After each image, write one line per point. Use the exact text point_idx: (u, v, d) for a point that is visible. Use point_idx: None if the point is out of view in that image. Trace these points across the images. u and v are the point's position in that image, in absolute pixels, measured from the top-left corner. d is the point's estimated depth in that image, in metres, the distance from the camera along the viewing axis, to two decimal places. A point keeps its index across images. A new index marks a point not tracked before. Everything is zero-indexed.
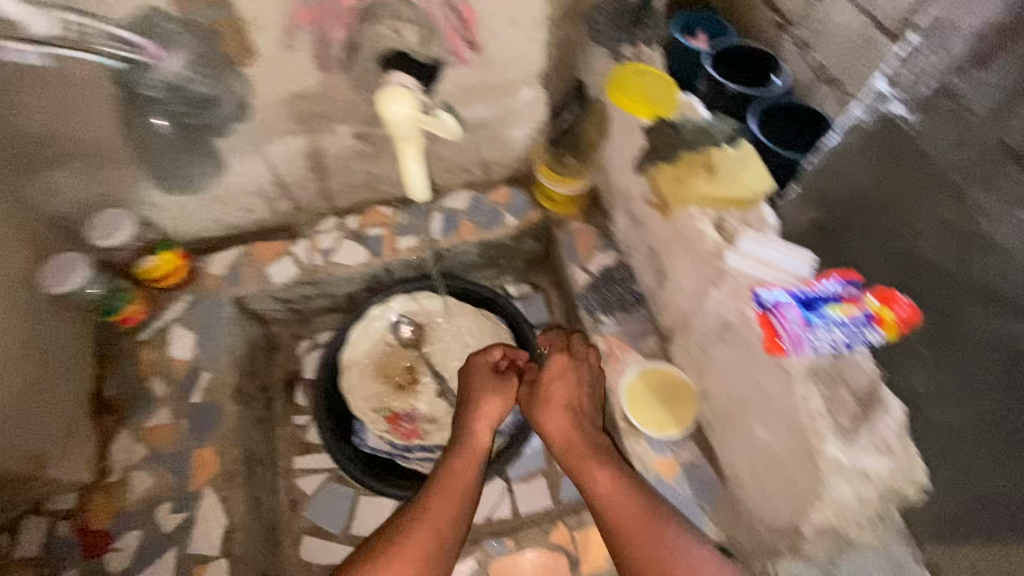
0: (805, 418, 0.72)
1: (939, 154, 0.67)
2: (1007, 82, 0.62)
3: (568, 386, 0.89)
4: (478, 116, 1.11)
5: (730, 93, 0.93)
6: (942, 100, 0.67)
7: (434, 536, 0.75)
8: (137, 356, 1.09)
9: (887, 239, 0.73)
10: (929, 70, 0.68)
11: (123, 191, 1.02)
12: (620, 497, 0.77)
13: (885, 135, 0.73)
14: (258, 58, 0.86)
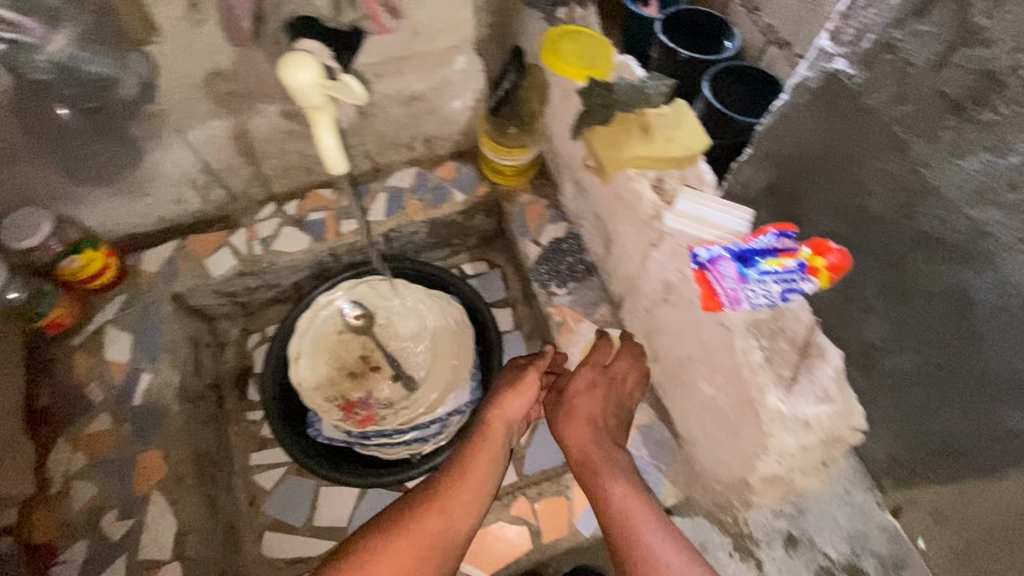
0: (746, 372, 0.72)
1: (881, 110, 0.59)
2: (948, 29, 0.51)
3: (594, 396, 0.87)
4: (413, 89, 1.07)
5: (683, 59, 0.97)
6: (882, 54, 0.56)
7: (436, 529, 0.75)
8: (70, 361, 1.03)
9: (836, 202, 0.67)
10: (871, 21, 0.56)
11: (33, 186, 0.95)
12: (630, 512, 0.74)
13: (827, 95, 0.63)
14: (161, 34, 0.81)
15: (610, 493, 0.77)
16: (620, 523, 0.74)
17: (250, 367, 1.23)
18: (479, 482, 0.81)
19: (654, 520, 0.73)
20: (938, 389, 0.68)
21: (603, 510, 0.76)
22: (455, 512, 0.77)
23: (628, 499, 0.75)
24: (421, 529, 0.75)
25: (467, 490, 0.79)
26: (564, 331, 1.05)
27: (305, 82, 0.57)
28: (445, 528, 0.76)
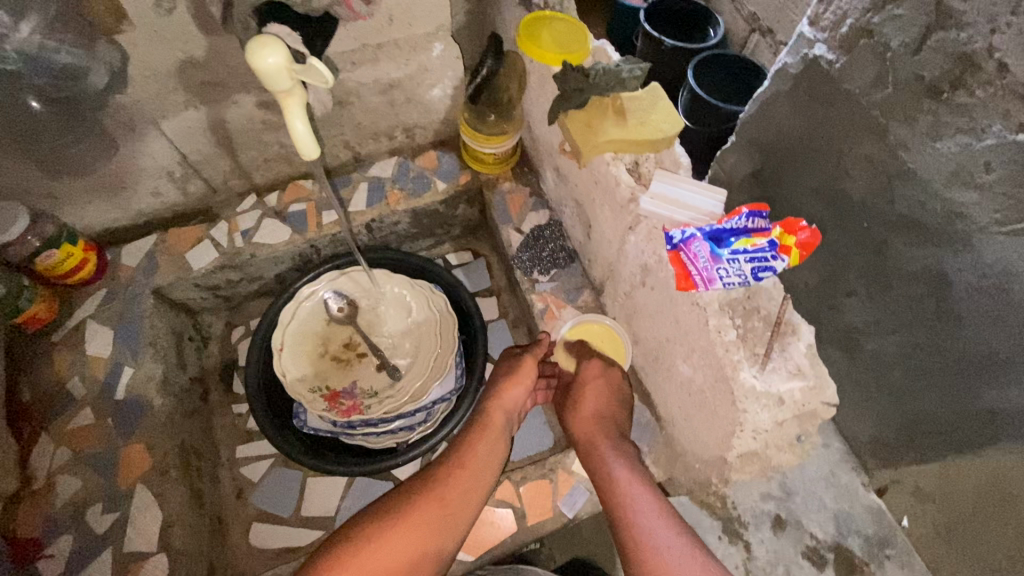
0: (722, 351, 0.73)
1: (861, 94, 0.60)
2: (924, 10, 0.53)
3: (598, 387, 0.91)
4: (390, 77, 1.06)
5: (667, 49, 1.07)
6: (860, 38, 0.58)
7: (437, 511, 0.78)
8: (51, 357, 1.03)
9: (817, 186, 0.69)
10: (851, 6, 0.59)
11: (7, 182, 0.94)
12: (632, 494, 0.78)
13: (810, 79, 0.65)
14: (131, 23, 0.80)
15: (613, 477, 0.81)
16: (621, 505, 0.77)
17: (235, 361, 1.23)
18: (481, 469, 0.84)
19: (654, 501, 0.77)
20: (921, 370, 0.70)
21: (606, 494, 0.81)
22: (457, 495, 0.80)
23: (630, 482, 0.79)
24: (423, 511, 0.77)
25: (468, 475, 0.83)
26: (547, 318, 1.06)
27: (276, 63, 0.57)
28: (446, 511, 0.78)
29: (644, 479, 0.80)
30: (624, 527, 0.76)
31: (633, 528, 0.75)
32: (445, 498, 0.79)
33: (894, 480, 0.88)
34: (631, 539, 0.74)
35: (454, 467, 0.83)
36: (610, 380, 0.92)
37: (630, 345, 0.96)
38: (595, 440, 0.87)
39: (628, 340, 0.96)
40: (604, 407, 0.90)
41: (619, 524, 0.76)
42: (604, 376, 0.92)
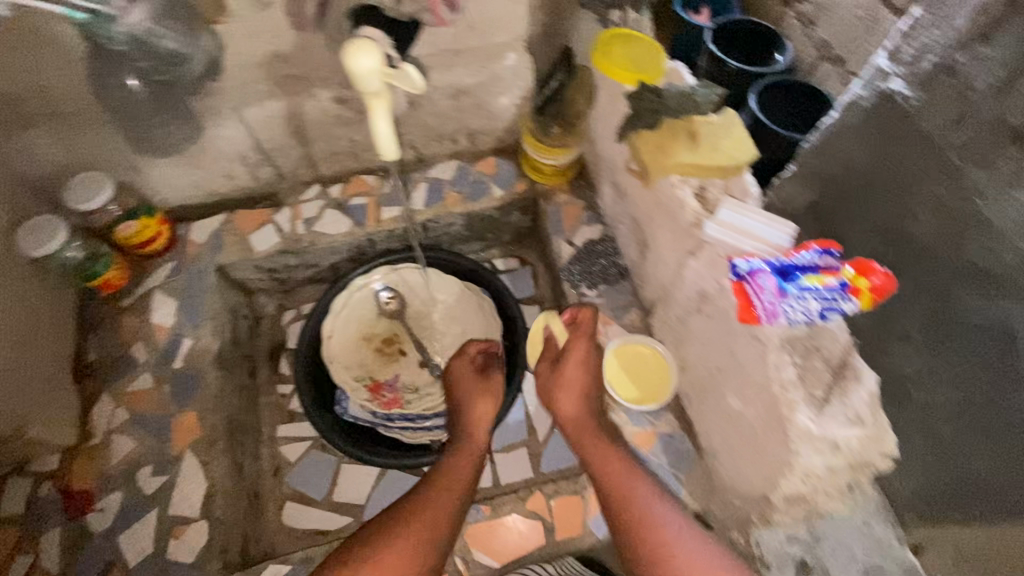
0: (778, 389, 0.71)
1: (939, 135, 0.58)
2: (1014, 55, 0.51)
3: (579, 368, 0.94)
4: (462, 82, 1.08)
5: (730, 68, 0.96)
6: (942, 77, 0.56)
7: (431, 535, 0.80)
8: (119, 321, 1.09)
9: (878, 224, 0.67)
10: (932, 44, 0.57)
11: (98, 153, 1.01)
12: (625, 486, 0.83)
13: (884, 115, 0.63)
14: (232, 15, 0.84)
15: (605, 468, 0.86)
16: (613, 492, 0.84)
17: (284, 343, 1.28)
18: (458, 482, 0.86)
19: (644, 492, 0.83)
20: (972, 431, 0.61)
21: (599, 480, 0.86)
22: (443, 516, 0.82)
23: (620, 472, 0.85)
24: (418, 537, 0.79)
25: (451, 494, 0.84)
26: None
27: (370, 66, 0.59)
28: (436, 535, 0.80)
29: (635, 470, 0.85)
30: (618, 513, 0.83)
31: (629, 517, 0.81)
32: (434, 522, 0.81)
33: (930, 540, 0.71)
34: (627, 526, 0.81)
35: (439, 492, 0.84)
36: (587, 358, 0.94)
37: (676, 372, 0.96)
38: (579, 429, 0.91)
39: (674, 366, 0.96)
40: (584, 391, 0.93)
41: (615, 512, 0.83)
42: (577, 354, 0.94)
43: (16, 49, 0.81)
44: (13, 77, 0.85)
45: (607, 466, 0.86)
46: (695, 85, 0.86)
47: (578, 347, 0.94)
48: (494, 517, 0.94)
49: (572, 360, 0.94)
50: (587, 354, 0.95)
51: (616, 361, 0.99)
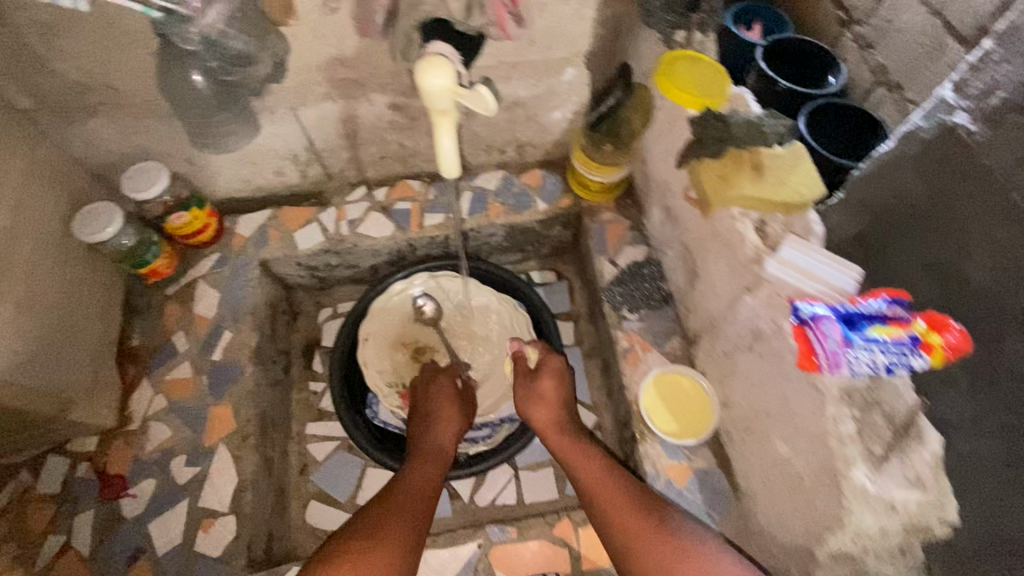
0: (833, 441, 0.68)
1: (1002, 172, 0.57)
2: None
3: (550, 378, 0.97)
4: (517, 94, 1.07)
5: (781, 89, 0.91)
6: (1011, 114, 0.56)
7: (413, 532, 0.75)
8: (163, 308, 1.11)
9: (931, 261, 0.65)
10: (1005, 79, 0.56)
11: (155, 143, 1.03)
12: (610, 488, 0.81)
13: (943, 149, 0.62)
14: (299, 18, 0.84)
15: (586, 473, 0.84)
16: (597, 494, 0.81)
17: (318, 340, 1.28)
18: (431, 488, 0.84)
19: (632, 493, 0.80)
20: (1016, 483, 0.57)
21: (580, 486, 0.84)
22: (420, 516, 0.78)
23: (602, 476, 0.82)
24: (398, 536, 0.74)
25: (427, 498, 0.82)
26: (630, 358, 1.02)
27: (441, 85, 0.58)
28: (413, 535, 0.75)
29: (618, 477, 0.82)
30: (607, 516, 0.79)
31: (619, 521, 0.77)
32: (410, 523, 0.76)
33: None
34: (619, 529, 0.77)
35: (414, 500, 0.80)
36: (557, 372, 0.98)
37: (718, 411, 0.93)
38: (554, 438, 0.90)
39: (716, 403, 0.94)
40: (555, 402, 0.94)
41: (604, 516, 0.79)
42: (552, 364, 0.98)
43: (90, 41, 0.83)
44: (84, 67, 0.87)
45: (587, 471, 0.84)
46: (762, 114, 0.83)
47: (551, 360, 0.99)
48: (521, 540, 0.93)
49: (547, 370, 0.98)
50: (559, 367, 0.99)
51: (653, 389, 0.98)
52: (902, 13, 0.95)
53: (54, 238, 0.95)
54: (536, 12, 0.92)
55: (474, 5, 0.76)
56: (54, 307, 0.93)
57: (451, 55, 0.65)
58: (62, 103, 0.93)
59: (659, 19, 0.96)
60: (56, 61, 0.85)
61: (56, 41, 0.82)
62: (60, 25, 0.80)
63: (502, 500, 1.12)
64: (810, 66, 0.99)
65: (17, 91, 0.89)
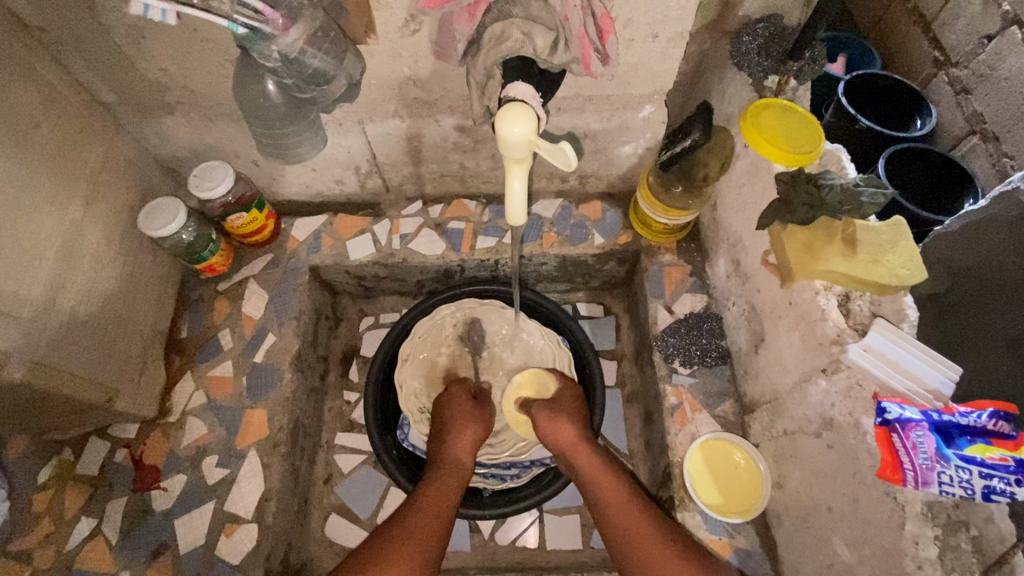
0: (909, 564, 0.60)
1: None
2: None
3: (569, 402, 0.99)
4: (589, 127, 1.03)
5: (862, 128, 1.15)
6: None
7: (426, 539, 0.77)
8: (212, 304, 1.12)
9: (1013, 336, 0.66)
10: None
11: (225, 143, 1.04)
12: (625, 506, 0.81)
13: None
14: (377, 37, 0.83)
15: (603, 489, 0.84)
16: (612, 512, 0.81)
17: (357, 349, 1.28)
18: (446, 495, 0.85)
19: (647, 514, 0.80)
20: None
21: (595, 500, 0.84)
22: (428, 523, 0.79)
23: (619, 493, 0.83)
24: (413, 542, 0.76)
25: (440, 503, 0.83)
26: (678, 418, 0.95)
27: (521, 134, 0.56)
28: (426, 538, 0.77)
29: (638, 506, 0.81)
30: (619, 533, 0.79)
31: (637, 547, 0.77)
32: (421, 528, 0.78)
33: None
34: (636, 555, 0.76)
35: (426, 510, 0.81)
36: (577, 400, 1.00)
37: (769, 489, 0.86)
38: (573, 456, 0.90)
39: (769, 481, 0.86)
40: (578, 423, 0.94)
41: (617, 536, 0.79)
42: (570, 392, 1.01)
43: (176, 45, 0.84)
44: (167, 69, 0.89)
45: (605, 487, 0.84)
46: (859, 181, 0.76)
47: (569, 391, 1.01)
48: None
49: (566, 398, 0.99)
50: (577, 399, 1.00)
51: (699, 455, 0.91)
52: (1010, 61, 1.13)
53: (121, 229, 0.97)
54: (621, 48, 0.88)
55: (560, 41, 0.72)
56: (115, 296, 0.96)
57: (532, 101, 0.64)
58: (142, 100, 0.95)
59: (752, 63, 0.91)
60: (141, 61, 0.87)
61: (145, 44, 0.84)
62: (150, 30, 0.82)
63: (522, 542, 1.08)
64: (883, 108, 1.27)
65: (103, 85, 0.92)
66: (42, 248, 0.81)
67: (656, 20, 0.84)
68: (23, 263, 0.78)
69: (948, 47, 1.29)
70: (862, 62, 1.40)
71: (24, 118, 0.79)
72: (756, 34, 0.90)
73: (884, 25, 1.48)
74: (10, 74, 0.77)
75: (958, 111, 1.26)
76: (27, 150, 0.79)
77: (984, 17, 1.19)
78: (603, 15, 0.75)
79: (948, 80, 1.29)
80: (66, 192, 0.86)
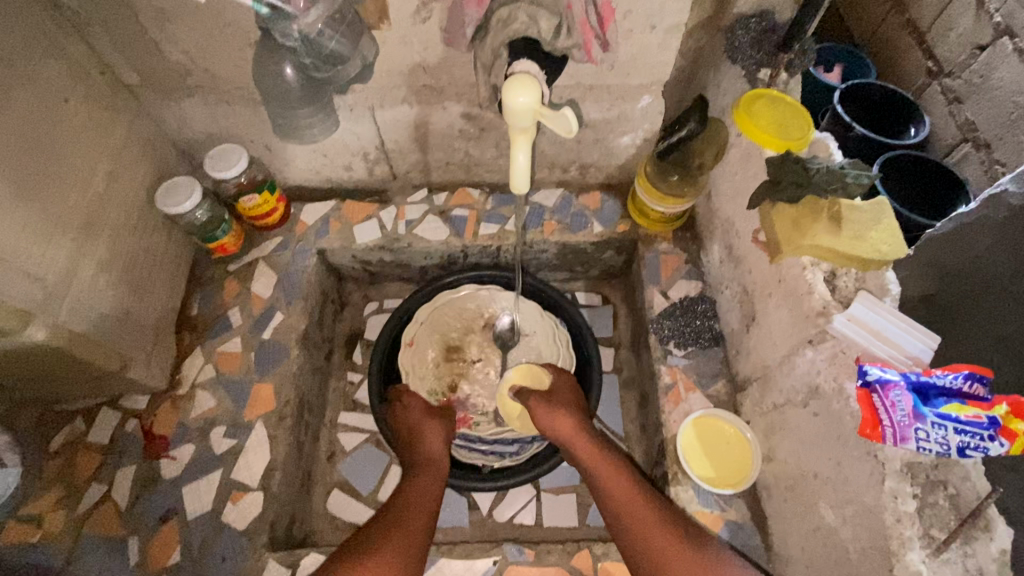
0: (889, 519, 0.63)
1: None
2: None
3: (567, 392, 0.99)
4: (589, 117, 1.07)
5: (856, 135, 1.20)
6: None
7: (418, 533, 0.76)
8: (223, 282, 1.16)
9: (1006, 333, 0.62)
10: None
11: (241, 127, 1.09)
12: (626, 493, 0.80)
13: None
14: (390, 24, 0.89)
15: (601, 475, 0.84)
16: (612, 494, 0.81)
17: (361, 332, 1.31)
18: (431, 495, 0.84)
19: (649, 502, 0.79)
20: None
21: (594, 485, 0.84)
22: (416, 518, 0.78)
23: (619, 479, 0.82)
24: (402, 538, 0.74)
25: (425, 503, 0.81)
26: (672, 397, 0.98)
27: (525, 103, 0.63)
28: (416, 534, 0.76)
29: (637, 488, 0.81)
30: (619, 520, 0.78)
31: (639, 527, 0.76)
32: (409, 524, 0.76)
33: None
34: (639, 537, 0.75)
35: (413, 507, 0.80)
36: (572, 389, 1.01)
37: (759, 463, 0.89)
38: (575, 447, 0.89)
39: (758, 455, 0.90)
40: (575, 413, 0.94)
41: (621, 519, 0.78)
42: (564, 382, 1.02)
43: (198, 28, 0.90)
44: (190, 52, 0.94)
45: (603, 473, 0.84)
46: (845, 164, 0.81)
47: (563, 381, 1.02)
48: (536, 565, 0.90)
49: (560, 388, 1.01)
50: (572, 388, 1.01)
51: (693, 430, 0.94)
52: (999, 71, 1.19)
53: (139, 205, 1.01)
54: (620, 38, 0.93)
55: (563, 27, 0.77)
56: (132, 268, 1.00)
57: (537, 75, 0.69)
58: (165, 83, 1.01)
59: (745, 56, 0.95)
60: (166, 44, 0.93)
61: (171, 28, 0.90)
62: (176, 13, 0.87)
63: (519, 520, 1.10)
64: (876, 111, 1.31)
65: (127, 66, 0.97)
66: (68, 216, 0.85)
67: (653, 11, 0.89)
68: (50, 228, 0.82)
69: (940, 56, 1.34)
70: (858, 69, 1.45)
71: (53, 93, 0.84)
72: (750, 28, 0.94)
73: (879, 35, 1.54)
74: (42, 51, 0.82)
75: (950, 119, 1.30)
76: (57, 121, 0.84)
77: (976, 27, 1.24)
78: (604, 4, 0.83)
79: (941, 89, 1.34)
80: (90, 163, 0.90)
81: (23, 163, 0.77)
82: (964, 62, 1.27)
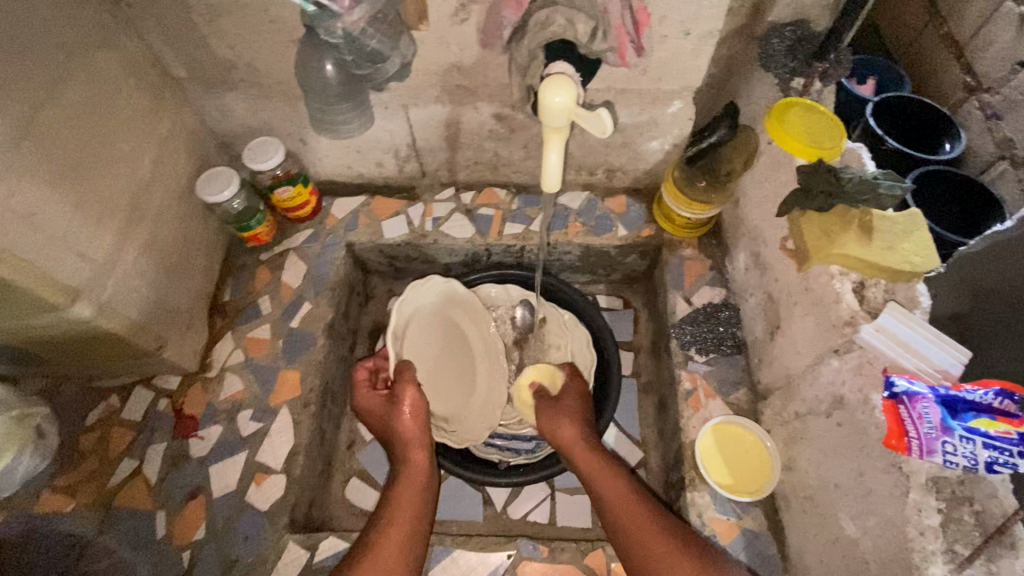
0: (912, 532, 0.63)
1: None
2: None
3: (574, 399, 0.98)
4: (618, 121, 1.08)
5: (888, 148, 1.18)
6: None
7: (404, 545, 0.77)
8: (254, 270, 1.19)
9: None
10: None
11: (279, 121, 1.13)
12: (624, 502, 0.81)
13: None
14: (429, 24, 0.91)
15: (601, 485, 0.84)
16: (612, 506, 0.81)
17: (384, 326, 1.33)
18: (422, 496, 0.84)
19: (651, 509, 0.79)
20: None
21: (597, 495, 0.84)
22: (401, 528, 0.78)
23: (620, 488, 0.82)
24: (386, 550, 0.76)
25: (411, 514, 0.80)
26: (692, 402, 0.98)
27: (562, 103, 0.64)
28: (407, 550, 0.77)
29: (637, 498, 0.81)
30: (624, 532, 0.79)
31: (639, 538, 0.77)
32: (396, 538, 0.77)
33: None
34: (640, 546, 0.76)
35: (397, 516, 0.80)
36: (581, 396, 1.00)
37: (778, 471, 0.89)
38: (576, 456, 0.89)
39: (778, 464, 0.89)
40: (579, 423, 0.93)
41: (622, 530, 0.79)
42: (574, 388, 1.01)
43: (245, 25, 0.94)
44: (235, 47, 0.98)
45: (604, 485, 0.84)
46: (879, 175, 0.80)
47: (574, 387, 1.01)
48: (550, 562, 0.91)
49: (570, 395, 0.99)
50: (583, 393, 1.01)
51: (712, 436, 0.94)
52: None
53: (181, 193, 1.05)
54: (654, 44, 0.94)
55: (598, 31, 0.79)
56: (171, 253, 1.04)
57: (574, 76, 0.70)
58: (209, 76, 1.05)
59: (778, 64, 0.96)
60: (213, 39, 0.97)
61: (221, 24, 0.94)
62: (225, 8, 0.91)
63: (533, 517, 1.11)
64: (913, 121, 1.27)
65: (175, 59, 1.01)
66: (116, 201, 0.89)
67: (688, 18, 0.90)
68: (97, 211, 0.86)
69: (979, 71, 1.32)
70: (892, 82, 1.43)
71: (106, 82, 0.88)
72: (784, 36, 0.95)
73: (916, 48, 1.51)
74: (100, 43, 0.87)
75: (987, 135, 1.27)
76: (108, 108, 0.88)
77: (1017, 42, 1.21)
78: (639, 9, 0.87)
79: (978, 104, 1.31)
80: (139, 150, 0.94)
81: (77, 145, 0.82)
82: (1002, 78, 1.25)
